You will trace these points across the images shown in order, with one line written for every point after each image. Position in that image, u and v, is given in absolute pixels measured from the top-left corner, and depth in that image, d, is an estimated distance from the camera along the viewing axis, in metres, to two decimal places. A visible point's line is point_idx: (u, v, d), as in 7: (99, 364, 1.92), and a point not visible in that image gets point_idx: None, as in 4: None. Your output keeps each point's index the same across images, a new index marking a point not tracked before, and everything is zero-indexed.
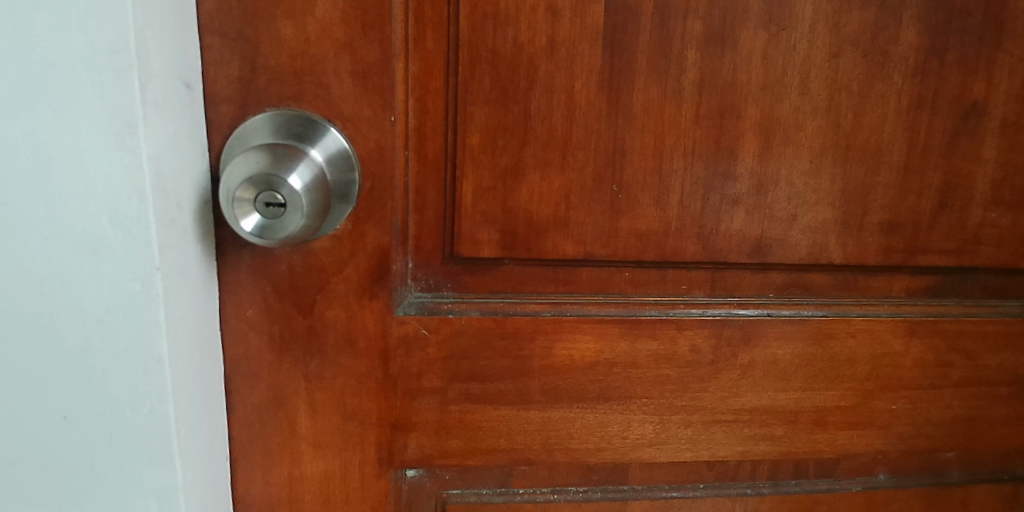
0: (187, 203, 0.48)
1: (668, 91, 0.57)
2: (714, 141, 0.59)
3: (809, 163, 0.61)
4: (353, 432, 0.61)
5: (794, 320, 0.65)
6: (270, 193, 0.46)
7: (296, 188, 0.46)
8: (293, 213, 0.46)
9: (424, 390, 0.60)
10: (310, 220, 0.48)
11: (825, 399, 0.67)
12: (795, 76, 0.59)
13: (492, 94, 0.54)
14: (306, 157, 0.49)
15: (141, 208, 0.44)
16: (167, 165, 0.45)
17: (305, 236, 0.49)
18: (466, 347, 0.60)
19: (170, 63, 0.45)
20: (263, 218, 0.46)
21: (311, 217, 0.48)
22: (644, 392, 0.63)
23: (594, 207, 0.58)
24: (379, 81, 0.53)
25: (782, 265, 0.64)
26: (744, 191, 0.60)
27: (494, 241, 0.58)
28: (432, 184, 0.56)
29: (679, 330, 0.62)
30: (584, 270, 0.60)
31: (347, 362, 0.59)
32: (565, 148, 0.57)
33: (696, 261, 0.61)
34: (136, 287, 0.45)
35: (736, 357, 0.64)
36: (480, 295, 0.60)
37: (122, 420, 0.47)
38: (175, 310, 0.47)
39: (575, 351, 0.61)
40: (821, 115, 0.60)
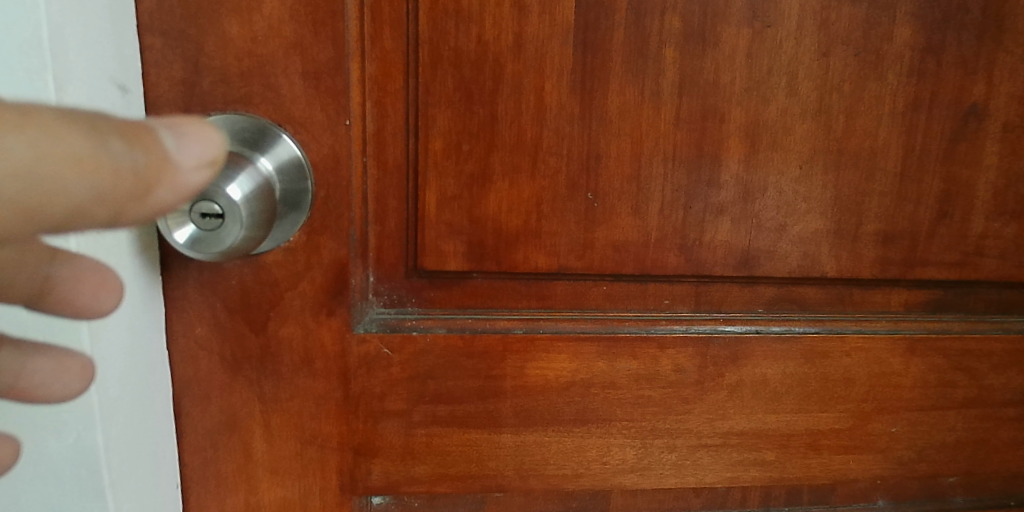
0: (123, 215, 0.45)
1: (646, 92, 0.53)
2: (696, 146, 0.55)
3: (799, 169, 0.57)
4: (313, 458, 0.57)
5: (784, 337, 0.61)
6: (205, 203, 0.43)
7: (234, 199, 0.44)
8: (230, 224, 0.44)
9: (388, 413, 0.56)
10: (251, 232, 0.45)
11: (818, 422, 0.63)
12: (782, 77, 0.55)
13: (455, 96, 0.51)
14: (250, 165, 0.46)
15: None
16: None
17: (247, 247, 0.46)
18: (432, 367, 0.56)
19: (98, 64, 0.42)
20: (197, 230, 0.44)
21: (252, 228, 0.45)
22: (625, 414, 0.59)
23: (568, 217, 0.55)
24: (333, 82, 0.49)
25: (770, 278, 0.60)
26: (729, 200, 0.57)
27: (460, 253, 0.54)
28: (393, 192, 0.53)
29: (662, 349, 0.58)
30: (558, 284, 0.57)
31: (304, 383, 0.55)
32: (535, 154, 0.53)
33: (679, 274, 0.58)
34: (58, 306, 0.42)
35: (723, 377, 0.60)
36: (447, 311, 0.56)
37: (47, 450, 0.44)
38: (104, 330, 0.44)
39: (549, 371, 0.57)
40: (810, 118, 0.57)
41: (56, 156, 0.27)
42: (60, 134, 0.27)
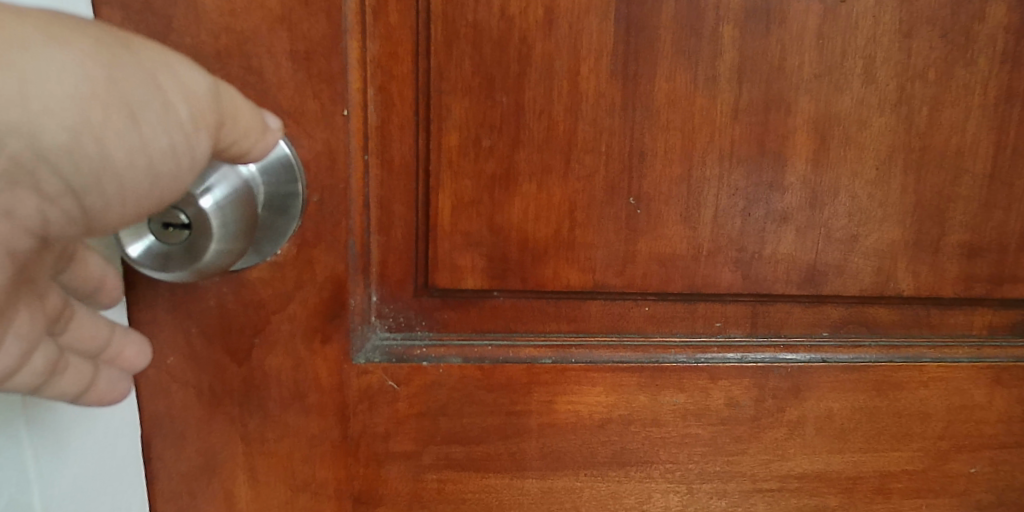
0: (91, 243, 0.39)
1: (699, 79, 0.45)
2: (756, 143, 0.47)
3: (875, 171, 0.49)
4: (305, 506, 0.49)
5: (854, 367, 0.52)
6: (169, 213, 0.37)
7: (205, 207, 0.36)
8: (200, 237, 0.37)
9: (392, 456, 0.48)
10: (229, 245, 0.38)
11: (887, 463, 0.55)
12: (857, 62, 0.47)
13: (474, 81, 0.43)
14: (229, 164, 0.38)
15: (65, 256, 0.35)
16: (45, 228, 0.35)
17: (229, 263, 0.39)
18: (445, 402, 0.47)
19: None
20: (161, 245, 0.37)
21: (229, 241, 0.38)
22: (669, 456, 0.51)
23: (605, 225, 0.46)
24: (327, 64, 0.41)
25: (839, 298, 0.51)
26: (794, 206, 0.48)
27: (479, 268, 0.46)
28: (400, 197, 0.45)
29: (713, 381, 0.50)
30: (593, 305, 0.48)
31: (295, 421, 0.47)
32: (568, 151, 0.45)
33: (733, 293, 0.49)
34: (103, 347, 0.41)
35: (784, 412, 0.51)
36: (463, 337, 0.48)
37: None
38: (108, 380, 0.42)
39: (582, 406, 0.49)
40: (889, 110, 0.48)
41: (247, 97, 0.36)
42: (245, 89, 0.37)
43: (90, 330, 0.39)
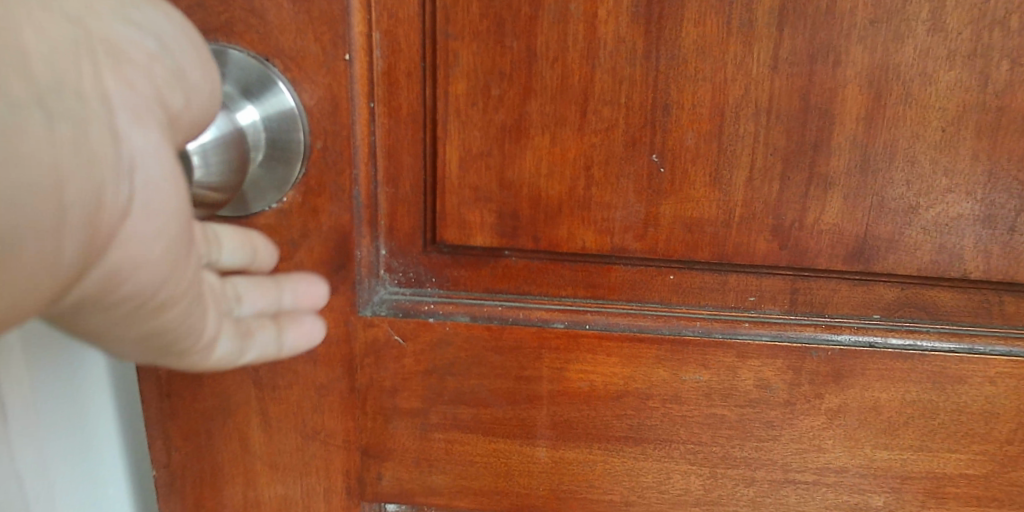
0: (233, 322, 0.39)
1: (734, 24, 0.41)
2: (799, 98, 0.42)
3: (940, 133, 0.43)
4: (315, 455, 0.48)
5: (908, 355, 0.46)
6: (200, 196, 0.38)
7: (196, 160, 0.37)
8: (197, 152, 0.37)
9: (399, 412, 0.47)
10: (213, 146, 0.38)
11: (941, 464, 0.48)
12: (922, 6, 0.41)
13: (482, 25, 0.41)
14: (231, 149, 0.39)
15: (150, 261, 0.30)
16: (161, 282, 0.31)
17: (213, 139, 0.38)
18: (453, 362, 0.46)
19: None
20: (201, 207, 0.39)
21: (212, 146, 0.38)
22: (690, 435, 0.47)
23: (625, 184, 0.43)
24: (328, 5, 0.40)
25: (892, 277, 0.46)
26: (843, 169, 0.44)
27: (489, 225, 0.44)
28: (407, 146, 0.43)
29: (741, 359, 0.46)
30: (613, 270, 0.46)
31: (304, 370, 0.47)
32: (583, 102, 0.42)
33: (769, 265, 0.45)
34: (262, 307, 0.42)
35: (823, 399, 0.47)
36: (474, 296, 0.46)
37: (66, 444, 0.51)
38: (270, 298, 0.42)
39: (596, 376, 0.46)
40: (960, 63, 0.42)
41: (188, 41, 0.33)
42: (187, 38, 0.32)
43: (254, 295, 0.41)
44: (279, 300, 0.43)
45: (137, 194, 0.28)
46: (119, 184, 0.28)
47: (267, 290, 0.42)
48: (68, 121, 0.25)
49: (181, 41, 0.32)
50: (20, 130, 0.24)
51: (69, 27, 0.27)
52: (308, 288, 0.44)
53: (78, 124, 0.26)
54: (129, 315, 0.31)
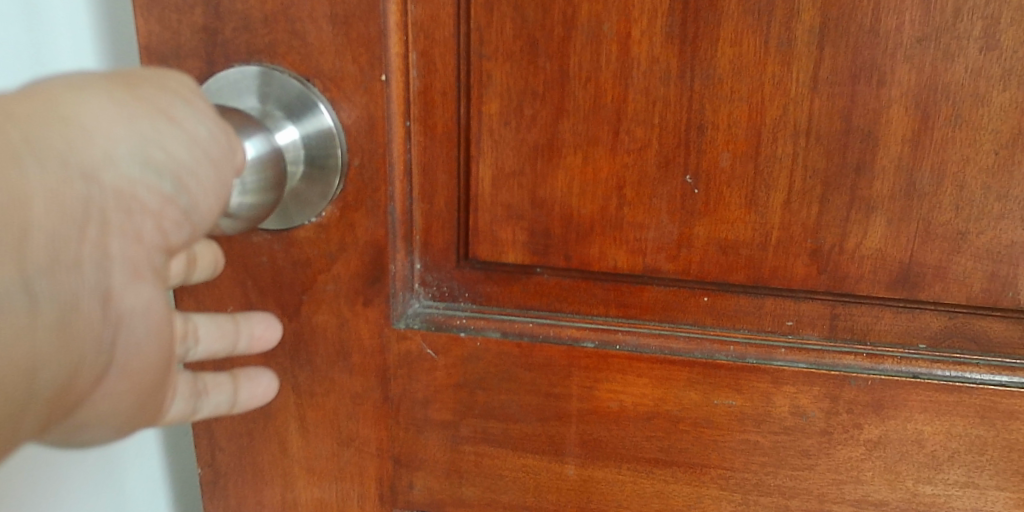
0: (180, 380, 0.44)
1: (772, 43, 0.40)
2: (840, 118, 0.41)
3: (993, 156, 0.41)
4: (350, 461, 0.50)
5: (955, 387, 0.44)
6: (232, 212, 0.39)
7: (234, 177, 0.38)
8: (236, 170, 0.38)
9: (431, 423, 0.48)
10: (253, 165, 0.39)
11: (991, 503, 0.45)
12: (975, 24, 0.39)
13: (515, 45, 0.41)
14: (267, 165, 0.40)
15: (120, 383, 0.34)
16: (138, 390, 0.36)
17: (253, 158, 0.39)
18: (483, 377, 0.47)
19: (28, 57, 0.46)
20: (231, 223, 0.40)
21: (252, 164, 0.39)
22: (722, 459, 0.47)
23: (658, 205, 0.43)
24: (365, 27, 0.41)
25: (939, 305, 0.44)
26: (887, 193, 0.42)
27: (520, 243, 0.45)
28: (442, 164, 0.44)
29: (776, 384, 0.45)
30: (645, 290, 0.45)
31: (340, 378, 0.48)
32: (616, 122, 0.42)
33: (807, 289, 0.44)
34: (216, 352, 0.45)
35: (862, 429, 0.45)
36: (505, 311, 0.46)
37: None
38: (221, 344, 0.45)
39: (626, 396, 0.46)
40: (1016, 83, 0.40)
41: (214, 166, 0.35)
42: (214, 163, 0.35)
43: (209, 337, 0.44)
44: (236, 341, 0.45)
45: (116, 350, 0.33)
46: (100, 346, 0.32)
47: (219, 338, 0.45)
48: (55, 300, 0.29)
49: (205, 182, 0.34)
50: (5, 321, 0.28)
51: (81, 189, 0.30)
52: (260, 329, 0.46)
53: (67, 301, 0.30)
54: (113, 425, 0.36)
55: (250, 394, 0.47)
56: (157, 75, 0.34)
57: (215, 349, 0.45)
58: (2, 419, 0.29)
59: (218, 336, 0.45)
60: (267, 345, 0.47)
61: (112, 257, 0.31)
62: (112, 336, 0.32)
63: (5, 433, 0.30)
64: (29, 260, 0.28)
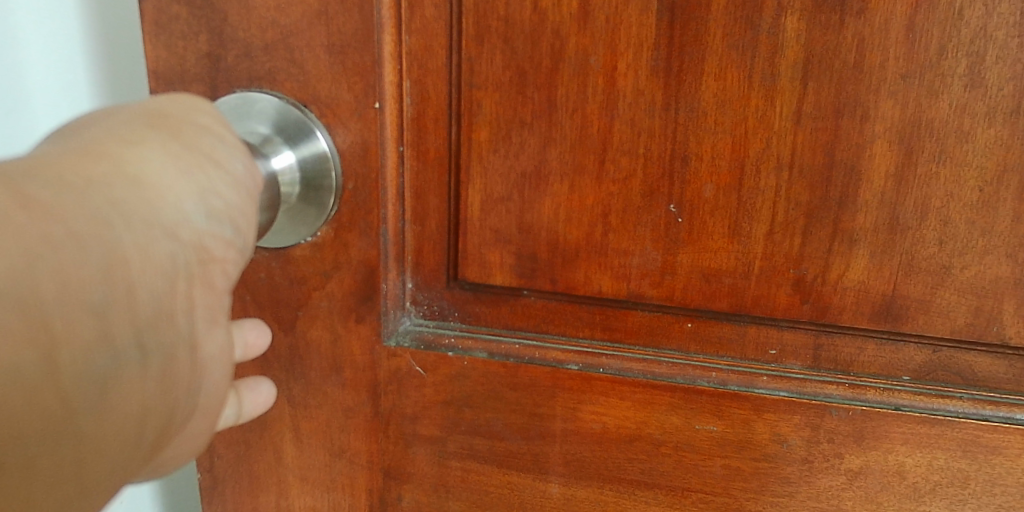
0: None
1: (755, 78, 0.41)
2: (823, 152, 0.41)
3: (977, 193, 0.41)
4: (342, 472, 0.51)
5: (936, 421, 0.44)
6: None
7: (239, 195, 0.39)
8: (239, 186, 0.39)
9: (420, 438, 0.49)
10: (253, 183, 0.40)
11: None
12: (959, 61, 0.39)
13: (504, 76, 0.42)
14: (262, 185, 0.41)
15: (196, 413, 0.38)
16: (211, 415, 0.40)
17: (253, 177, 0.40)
18: (470, 395, 0.48)
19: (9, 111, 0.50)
20: None
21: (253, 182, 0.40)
22: (703, 484, 0.47)
23: (642, 232, 0.44)
24: (360, 57, 0.42)
25: (923, 338, 0.44)
26: (870, 226, 0.42)
27: (508, 266, 0.46)
28: (434, 188, 0.45)
29: (757, 412, 0.45)
30: (630, 315, 0.46)
31: (333, 392, 0.49)
32: (602, 151, 0.43)
33: (789, 319, 0.45)
34: None
35: (843, 459, 0.46)
36: (493, 332, 0.48)
37: None
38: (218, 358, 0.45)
39: (609, 418, 0.47)
40: (1001, 121, 0.40)
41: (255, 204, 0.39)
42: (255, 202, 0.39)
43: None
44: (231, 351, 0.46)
45: (204, 389, 0.38)
46: (189, 382, 0.36)
47: None
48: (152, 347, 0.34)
49: (251, 219, 0.39)
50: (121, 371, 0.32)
51: (165, 248, 0.34)
52: (253, 332, 0.47)
53: (164, 348, 0.34)
54: (191, 450, 0.40)
55: (254, 395, 0.48)
56: (187, 108, 0.37)
57: None
58: (118, 457, 0.34)
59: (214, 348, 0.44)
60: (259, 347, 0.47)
61: (195, 305, 0.36)
62: (195, 374, 0.37)
63: (118, 471, 0.34)
64: (131, 319, 0.33)
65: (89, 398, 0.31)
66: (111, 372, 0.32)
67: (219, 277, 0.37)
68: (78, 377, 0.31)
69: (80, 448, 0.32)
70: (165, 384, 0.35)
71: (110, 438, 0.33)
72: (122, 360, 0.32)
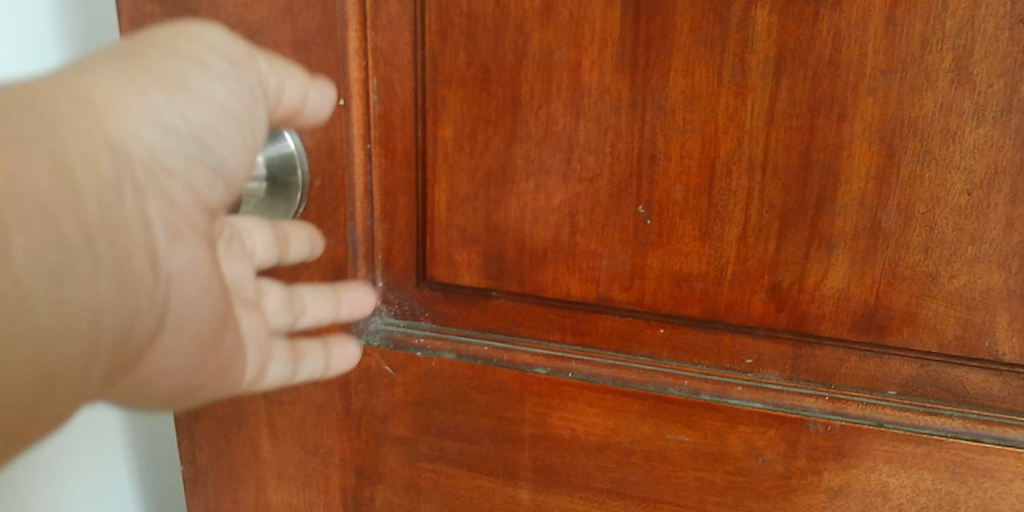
0: (275, 344, 0.42)
1: (725, 74, 0.39)
2: (798, 153, 0.39)
3: (966, 197, 0.38)
4: (316, 469, 0.51)
5: (921, 440, 0.42)
6: None
7: None
8: None
9: (391, 438, 0.49)
10: None
11: None
12: (944, 55, 0.36)
13: (468, 72, 0.41)
14: None
15: (167, 345, 0.35)
16: (184, 357, 0.36)
17: None
18: (439, 396, 0.47)
19: None
20: None
21: None
22: (676, 496, 0.46)
23: (611, 234, 0.42)
24: (324, 54, 0.42)
25: (910, 351, 0.41)
26: (850, 230, 0.40)
27: (476, 266, 0.45)
28: (401, 186, 0.44)
29: (730, 424, 0.44)
30: (601, 319, 0.45)
31: (306, 389, 0.49)
32: (568, 150, 0.41)
33: (765, 327, 0.43)
34: (309, 316, 0.44)
35: (821, 475, 0.43)
36: (463, 333, 0.46)
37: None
38: (308, 310, 0.44)
39: (577, 425, 0.46)
40: (992, 119, 0.37)
41: (237, 124, 0.36)
42: (234, 117, 0.35)
43: (315, 305, 0.44)
44: (335, 309, 0.45)
45: (171, 294, 0.34)
46: (156, 305, 0.33)
47: (311, 298, 0.44)
48: (110, 259, 0.30)
49: (223, 135, 0.35)
50: (64, 274, 0.29)
51: (117, 156, 0.31)
52: (363, 298, 0.45)
53: (120, 261, 0.31)
54: (167, 396, 0.37)
55: (348, 357, 0.46)
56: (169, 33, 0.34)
57: (314, 312, 0.44)
58: (66, 380, 0.30)
59: (313, 295, 0.44)
60: (364, 312, 0.46)
61: (153, 216, 0.32)
62: (158, 300, 0.33)
63: (74, 386, 0.31)
64: (81, 225, 0.29)
65: (38, 283, 0.28)
66: (55, 272, 0.29)
67: (186, 199, 0.34)
68: (16, 290, 0.28)
69: (32, 343, 0.29)
70: (122, 308, 0.31)
71: (47, 359, 0.29)
72: (60, 273, 0.29)
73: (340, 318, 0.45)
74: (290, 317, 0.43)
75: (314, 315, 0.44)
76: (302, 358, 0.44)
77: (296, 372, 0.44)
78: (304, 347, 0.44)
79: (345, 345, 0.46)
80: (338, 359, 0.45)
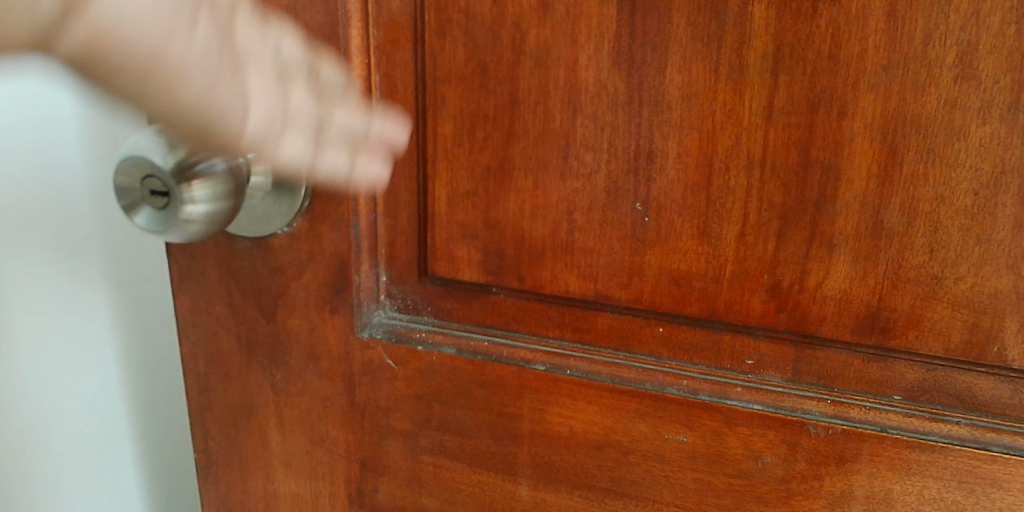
0: (303, 123, 0.40)
1: (722, 70, 0.38)
2: (798, 150, 0.38)
3: (972, 197, 0.37)
4: (322, 460, 0.52)
5: (926, 447, 0.41)
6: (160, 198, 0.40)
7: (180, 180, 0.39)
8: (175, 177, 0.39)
9: (393, 431, 0.50)
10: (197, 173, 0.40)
11: None
12: (948, 50, 0.35)
13: (466, 69, 0.42)
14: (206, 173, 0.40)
15: None
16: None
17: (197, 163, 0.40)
18: (440, 390, 0.48)
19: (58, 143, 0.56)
20: (153, 211, 0.40)
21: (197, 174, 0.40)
22: (674, 497, 0.45)
23: (609, 231, 0.42)
24: (327, 51, 0.43)
25: (915, 355, 0.40)
26: (851, 230, 0.39)
27: (476, 262, 0.45)
28: (403, 182, 0.45)
29: (729, 425, 0.43)
30: (600, 317, 0.44)
31: (312, 380, 0.50)
32: (565, 147, 0.41)
33: (765, 328, 0.42)
34: (343, 126, 0.42)
35: (822, 480, 0.43)
36: (464, 328, 0.47)
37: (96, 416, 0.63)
38: (344, 121, 0.42)
39: (575, 422, 0.46)
40: (999, 116, 0.36)
41: None
42: None
43: (350, 121, 0.42)
44: (366, 140, 0.43)
45: None
46: None
47: (346, 128, 0.42)
48: None
49: None
50: None
51: None
52: (394, 134, 0.44)
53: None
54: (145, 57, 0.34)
55: (382, 167, 0.44)
56: None
57: (349, 113, 0.42)
58: None
59: (347, 126, 0.42)
60: (398, 145, 0.44)
61: None
62: None
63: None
64: None
65: None
66: None
67: None
68: None
69: None
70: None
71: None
72: None
73: (376, 123, 0.43)
74: (324, 114, 0.41)
75: (348, 123, 0.42)
76: (331, 162, 0.42)
77: (321, 152, 0.41)
78: (342, 131, 0.42)
79: (380, 147, 0.44)
80: (368, 163, 0.44)
